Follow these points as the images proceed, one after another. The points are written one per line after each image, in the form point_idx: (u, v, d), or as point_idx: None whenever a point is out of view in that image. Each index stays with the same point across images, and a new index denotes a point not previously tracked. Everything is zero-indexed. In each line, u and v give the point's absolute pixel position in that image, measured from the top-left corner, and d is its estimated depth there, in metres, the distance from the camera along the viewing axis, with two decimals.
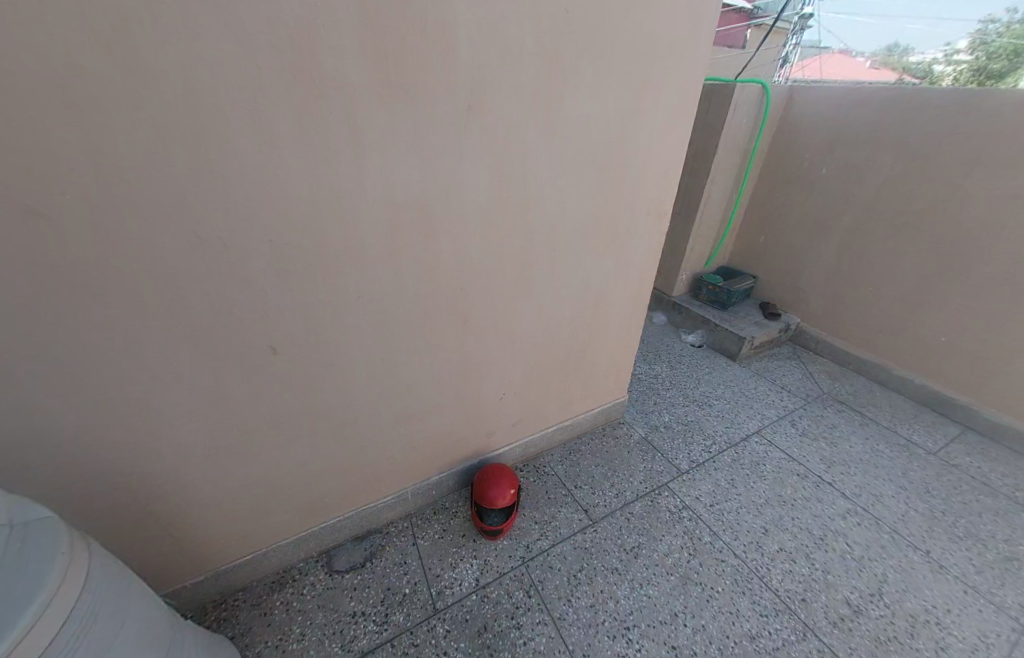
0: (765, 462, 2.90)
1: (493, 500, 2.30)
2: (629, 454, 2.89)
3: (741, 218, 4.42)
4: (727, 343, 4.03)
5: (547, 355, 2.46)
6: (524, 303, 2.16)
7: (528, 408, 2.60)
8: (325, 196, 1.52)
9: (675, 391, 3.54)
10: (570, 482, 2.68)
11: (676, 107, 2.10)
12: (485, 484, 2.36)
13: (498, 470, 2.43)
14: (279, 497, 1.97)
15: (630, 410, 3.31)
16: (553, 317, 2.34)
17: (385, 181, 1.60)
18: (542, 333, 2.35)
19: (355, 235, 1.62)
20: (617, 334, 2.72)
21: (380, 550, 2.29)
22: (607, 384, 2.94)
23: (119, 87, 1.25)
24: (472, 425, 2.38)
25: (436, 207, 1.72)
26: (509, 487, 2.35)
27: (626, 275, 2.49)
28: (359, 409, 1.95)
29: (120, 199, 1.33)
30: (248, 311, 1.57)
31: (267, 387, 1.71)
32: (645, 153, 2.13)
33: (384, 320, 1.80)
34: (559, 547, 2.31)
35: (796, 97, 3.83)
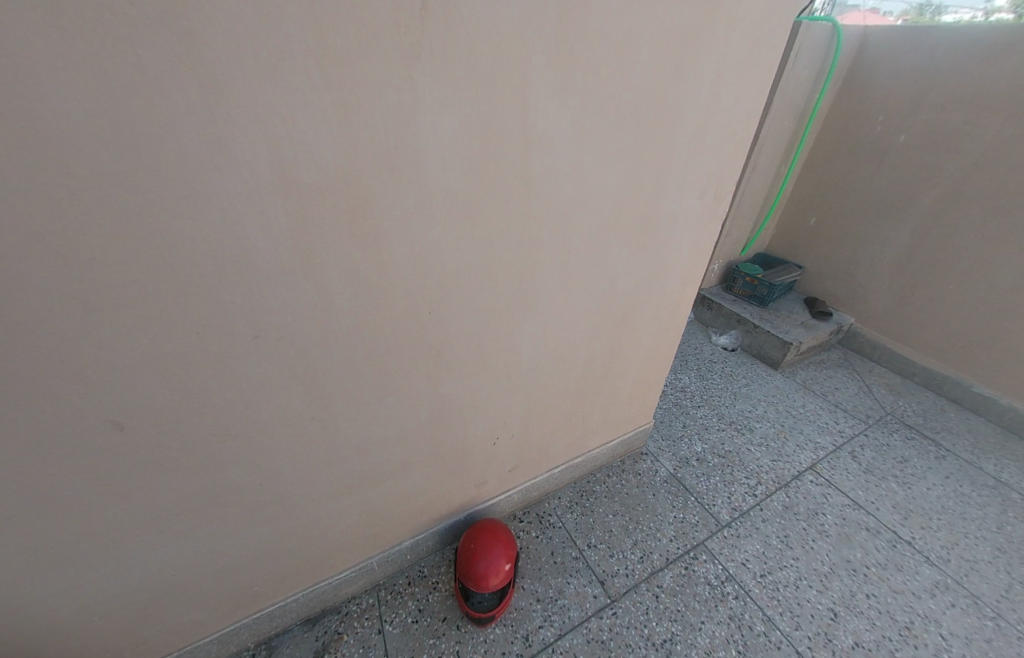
0: (825, 512, 2.33)
1: (484, 577, 1.78)
2: (655, 500, 2.35)
3: (790, 196, 3.71)
4: (767, 350, 3.42)
5: (555, 387, 1.86)
6: (524, 325, 1.56)
7: (531, 449, 2.02)
8: (187, 157, 0.93)
9: (707, 410, 2.97)
10: (581, 539, 2.17)
11: (757, 37, 1.42)
12: (472, 554, 1.83)
13: (490, 532, 1.90)
14: (184, 600, 1.42)
15: (654, 437, 2.75)
16: (565, 340, 1.73)
17: (294, 145, 1.00)
18: (551, 361, 1.75)
19: (253, 233, 1.04)
20: (645, 355, 2.11)
21: (336, 641, 1.78)
22: (629, 412, 2.35)
23: None
24: (455, 478, 1.81)
25: (385, 189, 1.10)
26: (504, 558, 1.83)
27: (664, 282, 1.86)
28: (293, 482, 1.37)
29: None
30: (84, 356, 1.01)
31: (135, 463, 1.14)
32: (708, 106, 1.46)
33: (316, 358, 1.21)
34: (567, 640, 1.81)
35: (872, 43, 3.07)
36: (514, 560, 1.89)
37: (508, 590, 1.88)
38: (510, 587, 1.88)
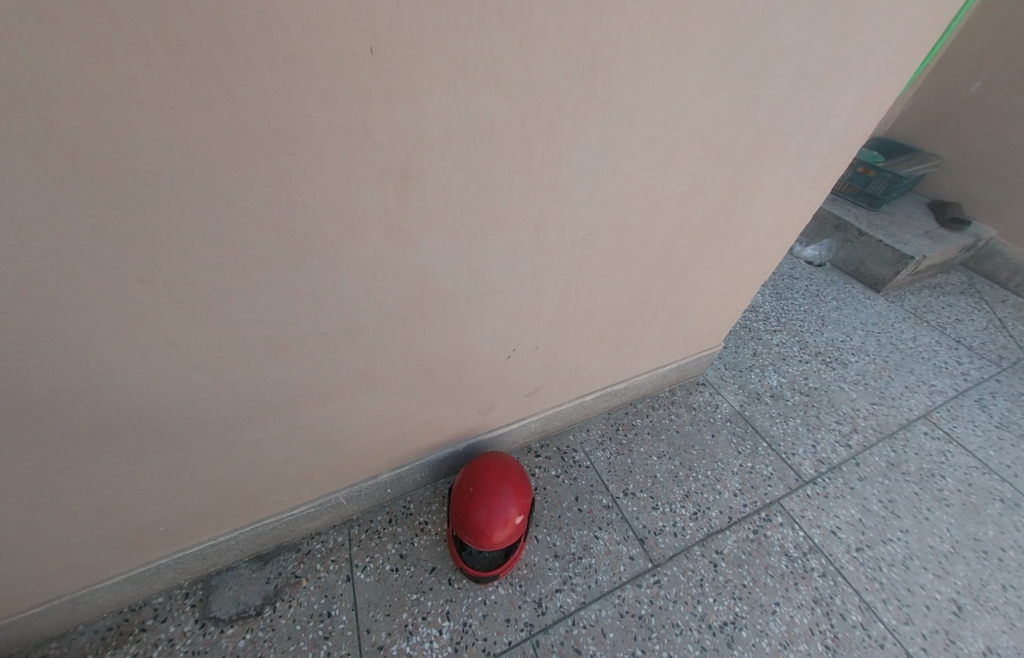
0: (944, 475, 1.78)
1: (485, 531, 1.30)
2: (714, 444, 1.81)
3: (943, 53, 2.66)
4: (871, 266, 2.63)
5: (602, 279, 1.24)
6: (556, 160, 0.92)
7: (561, 369, 1.47)
8: None
9: (786, 337, 2.31)
10: (617, 483, 1.67)
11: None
12: (472, 500, 1.34)
13: (499, 473, 1.39)
14: (69, 531, 1.06)
15: (717, 362, 2.14)
16: (623, 199, 1.08)
17: None
18: (595, 231, 1.11)
19: None
20: (740, 244, 1.43)
21: (291, 586, 1.40)
22: (697, 331, 1.72)
23: None
24: (443, 396, 1.28)
25: None
26: (516, 508, 1.34)
27: (796, 116, 1.13)
28: (168, 370, 0.89)
29: None
30: None
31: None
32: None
33: (153, 151, 0.68)
34: (593, 611, 1.37)
35: None
36: (529, 511, 1.40)
37: (518, 546, 1.41)
38: (520, 543, 1.41)
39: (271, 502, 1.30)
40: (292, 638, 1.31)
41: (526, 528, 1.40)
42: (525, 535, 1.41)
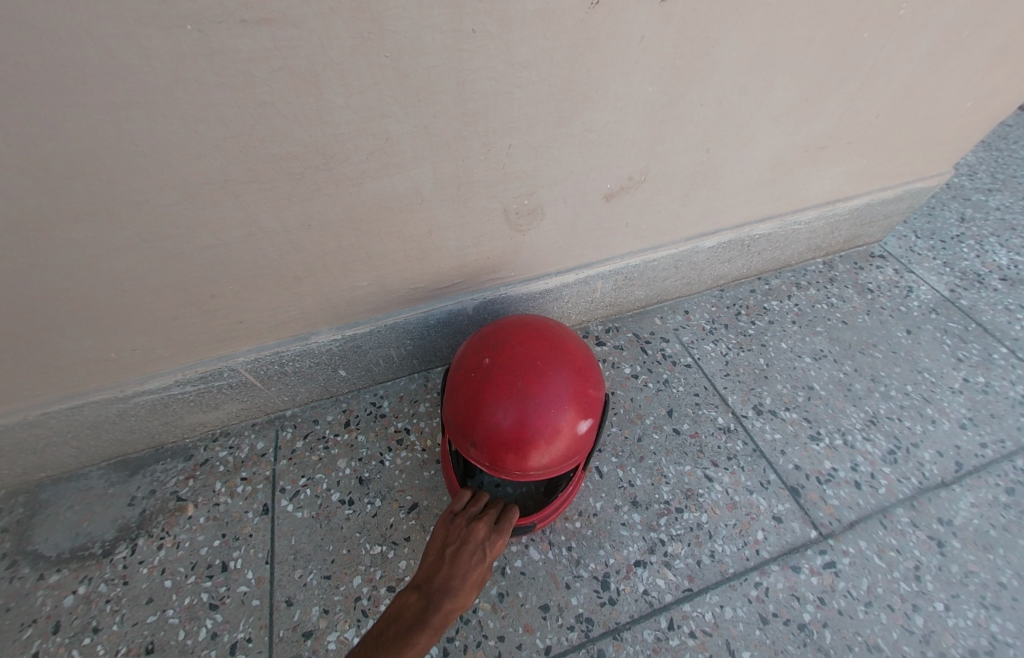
0: None
1: (510, 450, 0.62)
2: (911, 344, 1.04)
3: None
4: None
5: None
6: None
7: (690, 149, 0.69)
8: None
9: (1010, 201, 1.44)
10: (743, 391, 0.95)
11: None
12: (486, 383, 0.64)
13: (544, 340, 0.67)
14: None
15: (900, 229, 1.32)
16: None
17: None
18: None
19: None
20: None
21: (168, 513, 0.79)
22: (947, 109, 0.87)
23: None
24: (419, 122, 0.51)
25: None
26: (575, 412, 0.64)
27: None
28: None
29: None
30: None
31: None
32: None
33: None
34: (705, 609, 0.70)
35: None
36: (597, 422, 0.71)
37: (569, 481, 0.74)
38: (574, 476, 0.74)
39: (74, 355, 0.63)
40: (155, 602, 0.71)
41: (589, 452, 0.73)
42: (585, 463, 0.74)
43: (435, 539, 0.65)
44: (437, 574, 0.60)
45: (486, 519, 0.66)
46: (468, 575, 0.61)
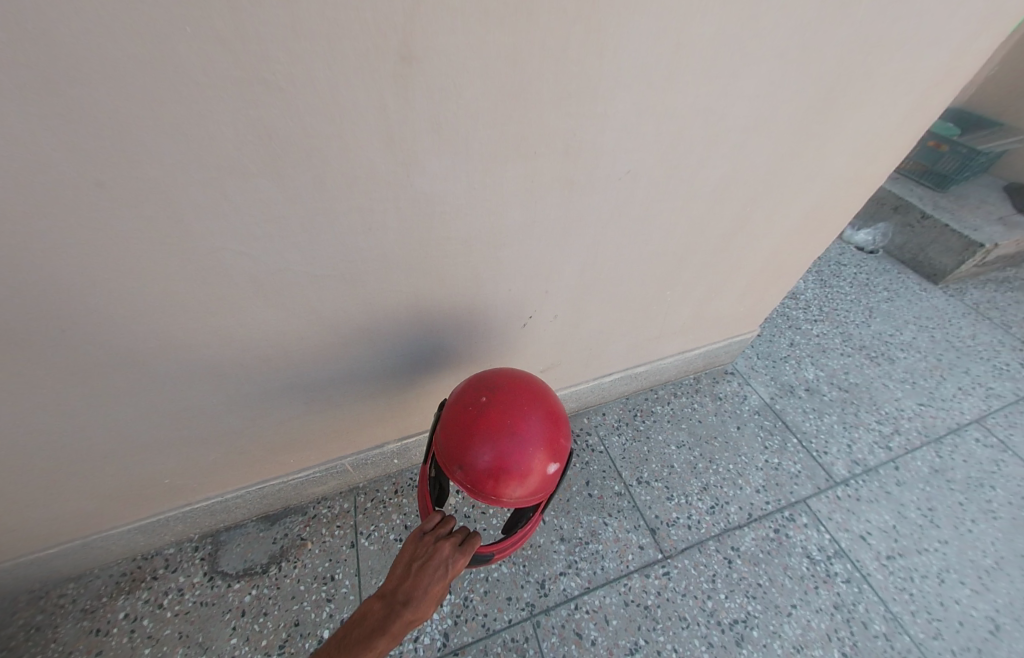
0: (994, 485, 1.61)
1: (490, 479, 1.04)
2: (738, 436, 1.70)
3: None
4: (932, 255, 2.37)
5: (624, 234, 1.12)
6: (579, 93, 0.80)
7: (577, 342, 1.40)
8: None
9: (827, 328, 2.15)
10: (631, 469, 1.59)
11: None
12: (480, 426, 1.05)
13: (525, 406, 1.08)
14: (78, 478, 1.06)
15: (748, 352, 2.02)
16: (661, 134, 0.94)
17: None
18: (626, 166, 0.96)
19: None
20: (788, 206, 1.30)
21: (295, 549, 1.38)
22: (727, 307, 1.60)
23: None
24: (450, 353, 1.22)
25: None
26: (540, 460, 1.06)
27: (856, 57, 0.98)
28: (179, 326, 0.88)
29: None
30: None
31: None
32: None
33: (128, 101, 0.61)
34: (595, 598, 1.30)
35: None
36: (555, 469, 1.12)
37: (528, 519, 1.15)
38: (532, 515, 1.14)
39: (271, 460, 1.27)
40: (297, 597, 1.29)
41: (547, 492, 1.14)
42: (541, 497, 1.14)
43: (406, 553, 0.95)
44: (404, 582, 0.91)
45: (448, 545, 0.95)
46: (428, 588, 0.90)
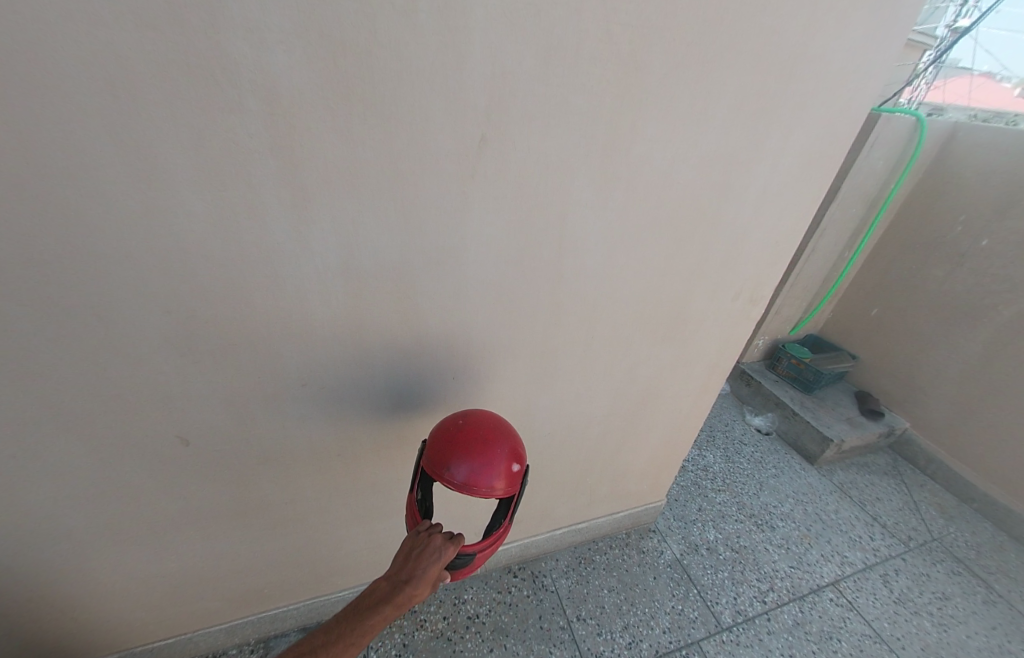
0: (840, 637, 2.21)
1: (464, 492, 1.03)
2: (654, 585, 2.32)
3: (850, 283, 3.54)
4: (804, 442, 3.23)
5: (568, 457, 1.84)
6: (541, 394, 1.56)
7: (536, 513, 2.02)
8: (247, 263, 1.00)
9: (728, 497, 2.88)
10: (572, 608, 2.17)
11: (829, 128, 1.34)
12: (460, 441, 1.07)
13: (496, 424, 1.13)
14: (213, 596, 1.62)
15: (666, 514, 2.72)
16: (592, 406, 1.70)
17: (348, 247, 1.05)
18: (568, 426, 1.72)
19: (310, 333, 1.12)
20: (673, 438, 2.05)
21: None
22: (646, 489, 2.30)
23: (25, 171, 0.83)
24: None
25: (425, 291, 1.17)
26: (506, 469, 1.07)
27: (693, 368, 1.79)
28: (317, 512, 1.53)
29: (30, 306, 0.94)
30: (168, 424, 1.15)
31: (163, 473, 1.24)
32: (780, 158, 1.33)
33: (347, 428, 1.33)
34: None
35: (963, 136, 2.92)
36: (520, 480, 1.13)
37: (499, 527, 1.09)
38: (503, 522, 1.10)
39: (326, 587, 1.85)
40: None
41: (514, 500, 1.12)
42: (511, 513, 1.10)
43: (404, 547, 1.00)
44: (402, 571, 0.96)
45: (439, 536, 1.01)
46: (424, 574, 0.95)
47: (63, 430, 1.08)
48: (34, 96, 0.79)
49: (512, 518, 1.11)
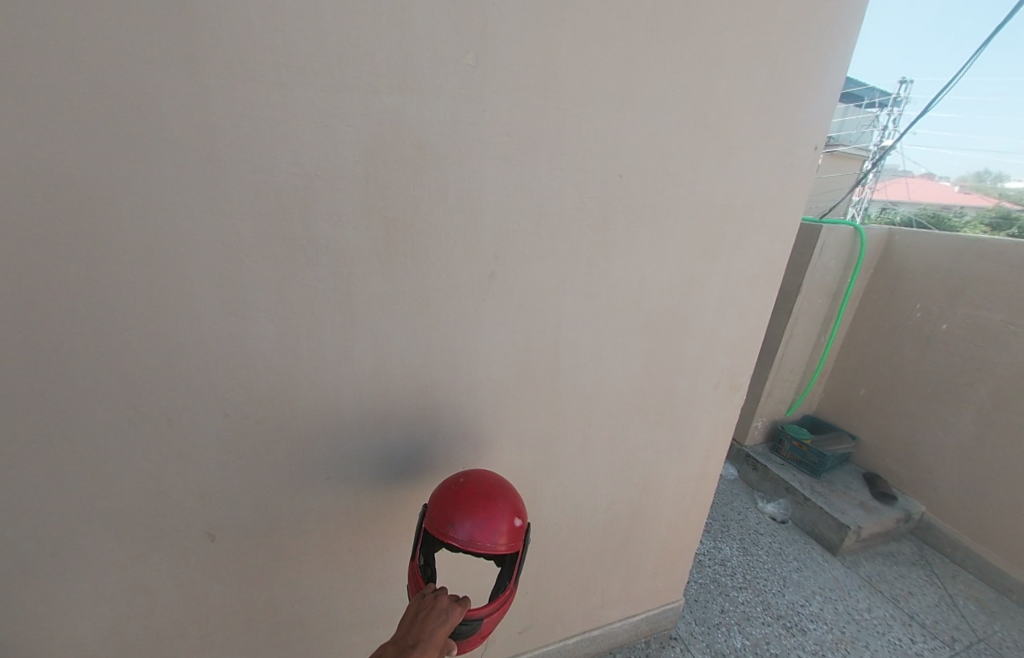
0: None
1: (468, 550, 1.06)
2: None
3: (836, 367, 3.71)
4: (821, 529, 3.13)
5: (573, 549, 1.85)
6: (546, 484, 1.65)
7: (546, 615, 1.95)
8: (291, 372, 1.18)
9: (750, 595, 2.70)
10: None
11: (773, 244, 1.62)
12: (463, 499, 1.10)
13: (496, 480, 1.17)
14: None
15: (685, 617, 2.52)
16: (596, 492, 1.77)
17: (378, 354, 1.24)
18: (573, 515, 1.77)
19: (338, 429, 1.27)
20: (678, 526, 2.07)
21: None
22: (661, 587, 2.22)
23: (127, 306, 1.03)
24: None
25: (441, 389, 1.34)
26: (508, 526, 1.10)
27: (686, 454, 1.89)
28: (326, 622, 1.49)
29: (107, 415, 1.09)
30: (203, 521, 1.24)
31: (194, 580, 1.29)
32: (734, 268, 1.59)
33: (364, 521, 1.41)
34: None
35: (900, 237, 3.32)
36: (522, 538, 1.16)
37: (505, 589, 1.12)
38: (508, 584, 1.13)
39: None
40: None
41: (516, 560, 1.15)
42: (513, 575, 1.14)
43: (410, 609, 1.00)
44: (409, 633, 0.94)
45: (445, 598, 1.01)
46: (432, 636, 0.94)
47: (109, 530, 1.17)
48: (146, 251, 1.01)
49: (516, 579, 1.14)
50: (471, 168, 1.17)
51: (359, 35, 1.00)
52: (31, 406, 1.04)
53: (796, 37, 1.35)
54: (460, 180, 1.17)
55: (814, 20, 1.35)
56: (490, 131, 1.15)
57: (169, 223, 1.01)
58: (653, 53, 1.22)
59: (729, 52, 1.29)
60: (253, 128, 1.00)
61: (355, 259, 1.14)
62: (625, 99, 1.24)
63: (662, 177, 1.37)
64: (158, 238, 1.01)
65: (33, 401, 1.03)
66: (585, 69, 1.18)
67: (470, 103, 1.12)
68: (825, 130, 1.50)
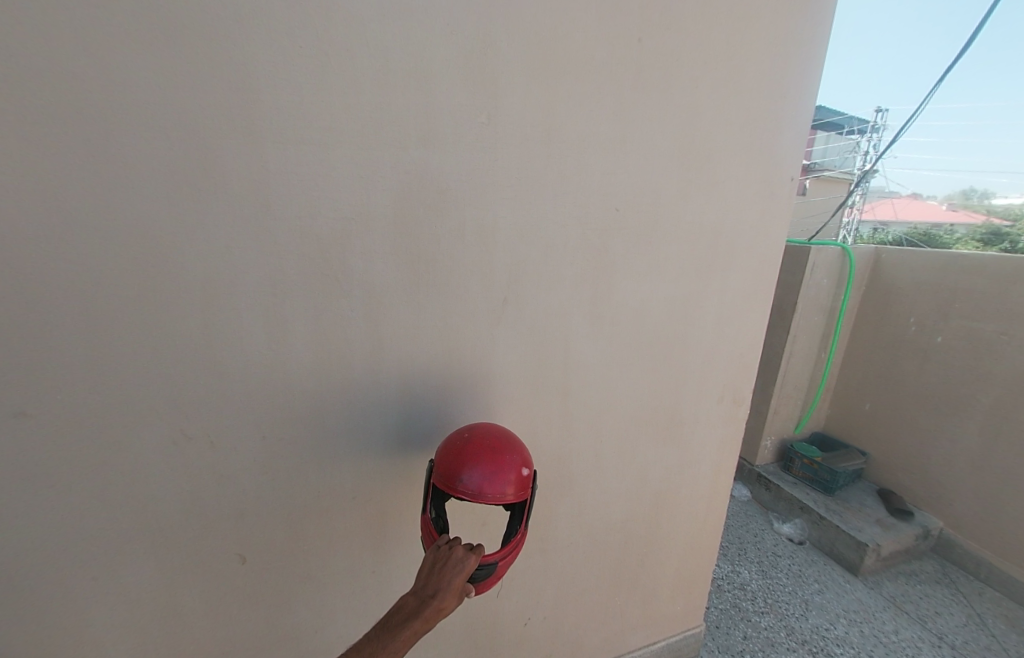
0: None
1: (478, 499, 1.12)
2: None
3: (841, 383, 3.75)
4: (840, 547, 3.09)
5: (590, 568, 1.87)
6: (560, 502, 1.70)
7: (567, 640, 1.94)
8: (318, 399, 1.27)
9: (773, 620, 2.65)
10: None
11: (761, 265, 1.72)
12: (469, 452, 1.16)
13: (501, 433, 1.23)
14: None
15: (707, 644, 2.47)
16: (609, 510, 1.81)
17: (399, 379, 1.33)
18: (588, 533, 1.80)
19: (362, 452, 1.34)
20: (692, 545, 2.08)
21: None
22: (680, 610, 2.20)
23: (174, 340, 1.15)
24: None
25: (459, 411, 1.42)
26: (516, 476, 1.16)
27: (697, 468, 1.93)
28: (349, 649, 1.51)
29: (151, 443, 1.18)
30: (234, 547, 1.30)
31: (226, 605, 1.34)
32: (726, 289, 1.70)
33: (386, 544, 1.46)
34: None
35: (888, 255, 3.45)
36: (531, 487, 1.23)
37: (517, 532, 1.19)
38: (519, 528, 1.20)
39: None
40: None
41: (526, 507, 1.21)
42: (524, 523, 1.21)
43: (427, 559, 1.06)
44: (428, 584, 1.02)
45: (460, 548, 1.07)
46: (451, 585, 1.02)
47: (148, 555, 1.24)
48: (191, 291, 1.13)
49: (527, 523, 1.21)
50: (483, 208, 1.29)
51: (387, 100, 1.16)
52: (87, 436, 1.14)
53: (768, 81, 1.51)
54: (474, 218, 1.29)
55: (781, 68, 1.52)
56: (500, 175, 1.29)
57: (215, 267, 1.13)
58: (642, 103, 1.37)
59: (708, 99, 1.45)
60: (292, 181, 1.13)
61: (381, 292, 1.26)
62: (619, 142, 1.38)
63: (656, 208, 1.49)
64: (203, 280, 1.13)
65: (87, 431, 1.13)
66: (581, 119, 1.32)
67: (484, 152, 1.26)
68: (798, 162, 1.64)
